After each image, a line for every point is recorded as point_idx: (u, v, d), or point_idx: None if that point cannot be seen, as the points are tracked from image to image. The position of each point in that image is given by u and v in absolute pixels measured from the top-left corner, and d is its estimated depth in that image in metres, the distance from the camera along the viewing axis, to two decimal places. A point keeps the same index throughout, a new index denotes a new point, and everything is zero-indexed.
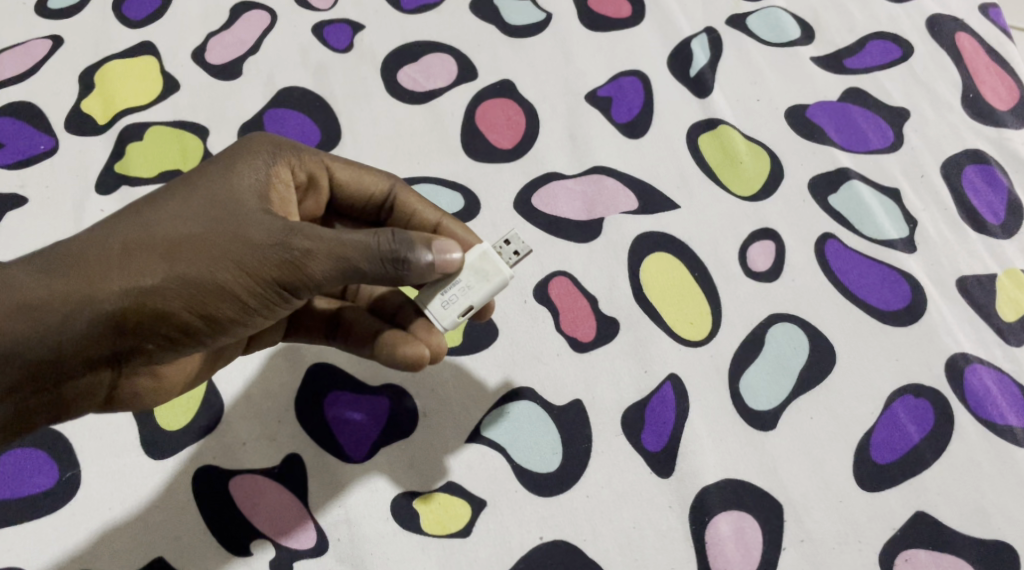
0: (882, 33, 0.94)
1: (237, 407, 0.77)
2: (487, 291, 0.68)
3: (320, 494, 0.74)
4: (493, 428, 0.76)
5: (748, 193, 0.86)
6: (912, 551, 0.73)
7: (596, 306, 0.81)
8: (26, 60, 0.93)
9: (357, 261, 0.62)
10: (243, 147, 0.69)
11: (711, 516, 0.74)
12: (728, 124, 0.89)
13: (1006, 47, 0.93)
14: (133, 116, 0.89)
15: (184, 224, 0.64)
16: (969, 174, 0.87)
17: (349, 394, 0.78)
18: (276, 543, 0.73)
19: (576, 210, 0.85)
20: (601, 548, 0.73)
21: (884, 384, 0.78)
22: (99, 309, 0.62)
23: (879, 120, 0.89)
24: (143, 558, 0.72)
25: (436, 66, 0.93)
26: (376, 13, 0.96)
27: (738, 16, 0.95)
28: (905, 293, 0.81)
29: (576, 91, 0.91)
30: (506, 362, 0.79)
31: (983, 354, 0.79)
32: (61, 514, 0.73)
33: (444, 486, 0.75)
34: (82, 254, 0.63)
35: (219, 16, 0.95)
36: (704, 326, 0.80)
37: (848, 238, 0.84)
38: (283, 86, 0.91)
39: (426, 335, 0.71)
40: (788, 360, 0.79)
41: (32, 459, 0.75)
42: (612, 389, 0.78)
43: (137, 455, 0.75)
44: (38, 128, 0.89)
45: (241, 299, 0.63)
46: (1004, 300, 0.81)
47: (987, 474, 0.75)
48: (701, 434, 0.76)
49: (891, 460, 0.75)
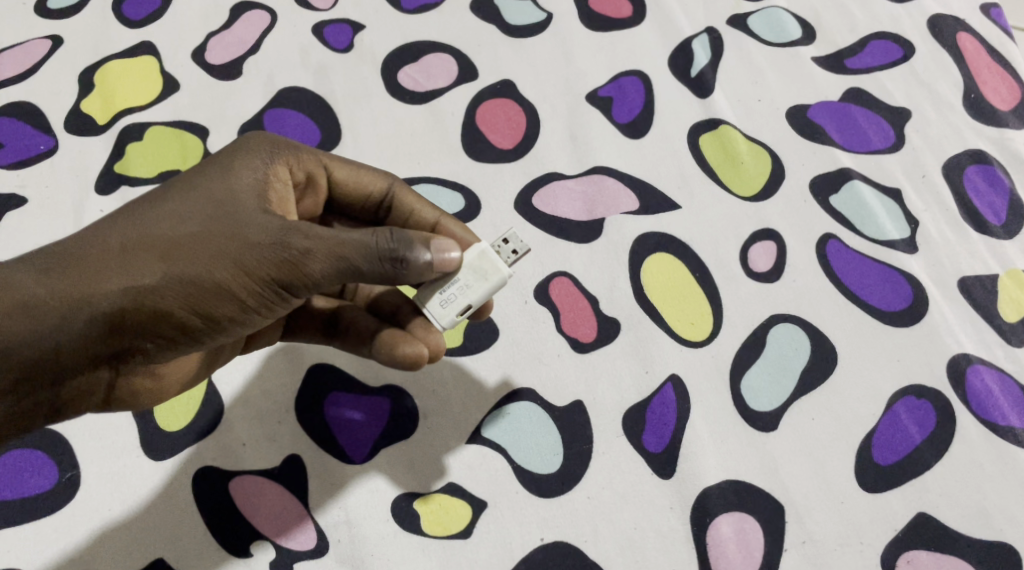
0: (883, 33, 0.94)
1: (236, 408, 0.76)
2: (485, 290, 0.68)
3: (320, 495, 0.74)
4: (493, 429, 0.76)
5: (749, 193, 0.86)
6: (913, 552, 0.73)
7: (597, 306, 0.81)
8: (25, 60, 0.93)
9: (356, 260, 0.62)
10: (241, 146, 0.69)
11: (712, 518, 0.74)
12: (728, 124, 0.89)
13: (1007, 47, 0.93)
14: (132, 116, 0.89)
15: (182, 223, 0.63)
16: (970, 175, 0.87)
17: (349, 395, 0.78)
18: (276, 544, 0.73)
19: (576, 210, 0.85)
20: (602, 550, 0.73)
21: (885, 385, 0.78)
22: (96, 309, 0.61)
23: (880, 121, 0.89)
24: (142, 559, 0.72)
25: (437, 66, 0.92)
26: (376, 13, 0.95)
27: (739, 16, 0.95)
28: (907, 294, 0.81)
29: (577, 92, 0.91)
30: (506, 363, 0.79)
31: (985, 354, 0.79)
32: (60, 515, 0.73)
33: (444, 487, 0.75)
34: (80, 253, 0.63)
35: (219, 16, 0.95)
36: (705, 327, 0.80)
37: (849, 239, 0.84)
38: (283, 86, 0.91)
39: (425, 334, 0.71)
40: (789, 361, 0.79)
41: (31, 460, 0.74)
42: (613, 389, 0.78)
43: (136, 456, 0.75)
44: (38, 128, 0.89)
45: (239, 298, 0.63)
46: (1006, 301, 0.81)
47: (989, 475, 0.75)
48: (702, 435, 0.76)
49: (893, 461, 0.75)
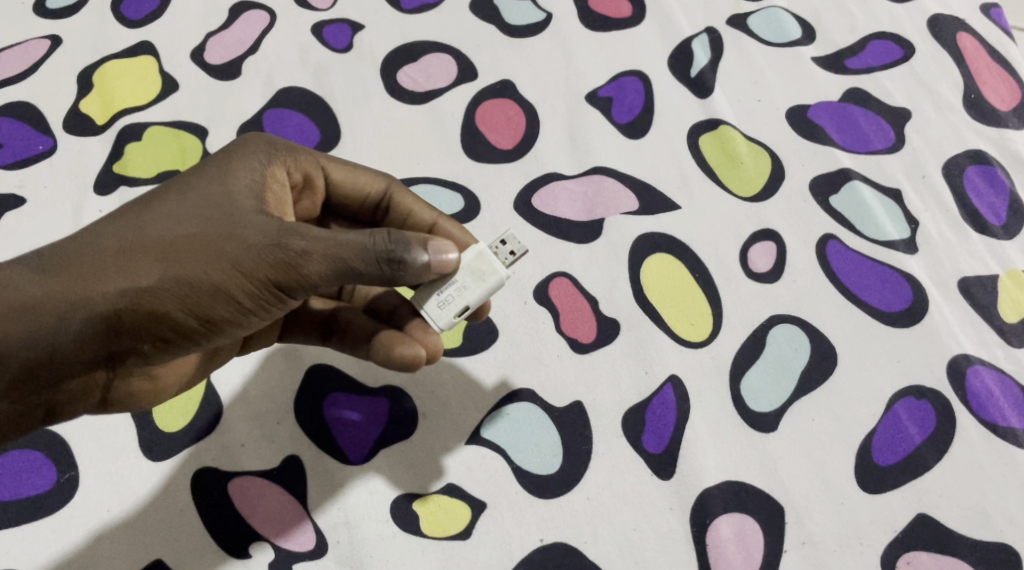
0: (883, 33, 0.94)
1: (235, 410, 0.76)
2: (483, 291, 0.68)
3: (319, 496, 0.74)
4: (492, 430, 0.76)
5: (749, 193, 0.86)
6: (914, 553, 0.72)
7: (596, 307, 0.81)
8: (24, 60, 0.93)
9: (353, 261, 0.62)
10: (238, 147, 0.69)
11: (712, 519, 0.73)
12: (728, 124, 0.89)
13: (1007, 47, 0.93)
14: (131, 116, 0.89)
15: (179, 225, 0.63)
16: (970, 175, 0.86)
17: (348, 395, 0.77)
18: (275, 546, 0.72)
19: (576, 211, 0.85)
20: (602, 551, 0.72)
21: (885, 386, 0.77)
22: (93, 310, 0.61)
23: (880, 121, 0.89)
24: (141, 561, 0.71)
25: (436, 66, 0.92)
26: (376, 13, 0.95)
27: (739, 16, 0.95)
28: (907, 294, 0.81)
29: (576, 92, 0.91)
30: (506, 363, 0.79)
31: (985, 355, 0.79)
32: (58, 516, 0.72)
33: (444, 488, 0.74)
34: (77, 255, 0.63)
35: (218, 16, 0.95)
36: (705, 327, 0.80)
37: (849, 239, 0.84)
38: (283, 86, 0.91)
39: (422, 336, 0.71)
40: (789, 361, 0.79)
41: (30, 460, 0.74)
42: (613, 390, 0.77)
43: (135, 457, 0.74)
44: (37, 128, 0.89)
45: (236, 300, 0.63)
46: (1006, 301, 0.81)
47: (989, 476, 0.75)
48: (702, 435, 0.76)
49: (893, 462, 0.75)
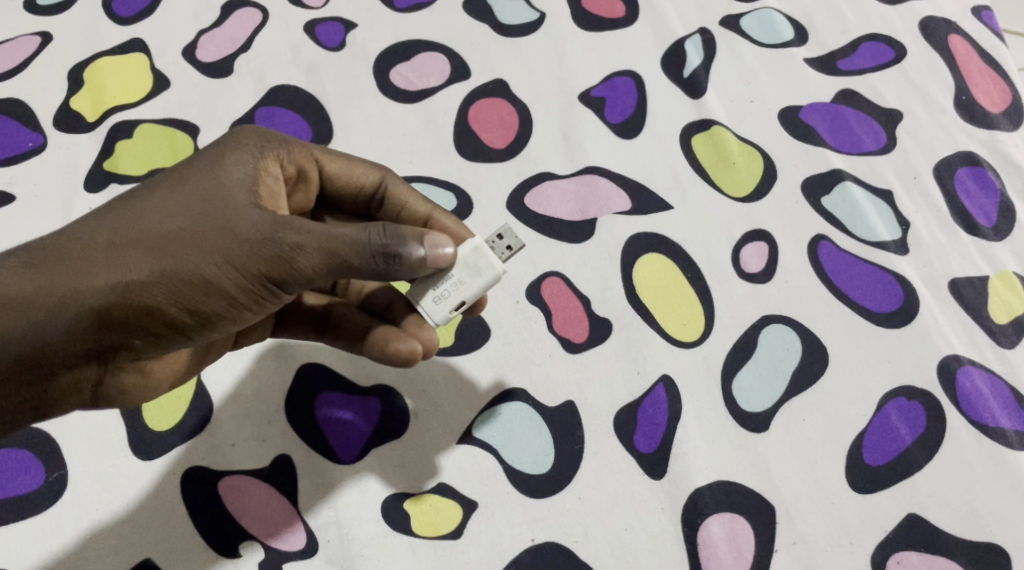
0: (876, 35, 0.94)
1: (227, 408, 0.76)
2: (478, 287, 0.67)
3: (311, 494, 0.74)
4: (485, 430, 0.76)
5: (741, 193, 0.86)
6: (904, 554, 0.73)
7: (589, 307, 0.81)
8: (13, 57, 0.92)
9: (346, 255, 0.61)
10: (231, 140, 0.68)
11: (702, 518, 0.73)
12: (721, 125, 0.89)
13: (998, 49, 0.94)
14: (123, 113, 0.89)
15: (171, 218, 0.63)
16: (961, 176, 0.87)
17: (341, 394, 0.77)
18: (265, 544, 0.72)
19: (569, 210, 0.85)
20: (593, 550, 0.72)
21: (877, 386, 0.78)
22: (85, 304, 0.61)
23: (872, 122, 0.89)
24: (131, 559, 0.71)
25: (429, 65, 0.92)
26: (369, 12, 0.95)
27: (732, 17, 0.95)
28: (898, 295, 0.81)
29: (569, 92, 0.91)
30: (498, 363, 0.78)
31: (975, 356, 0.79)
32: (46, 515, 0.72)
33: (435, 487, 0.74)
34: (69, 248, 0.63)
35: (210, 13, 0.95)
36: (697, 327, 0.80)
37: (841, 240, 0.84)
38: (275, 84, 0.91)
39: (418, 330, 0.71)
40: (780, 361, 0.79)
41: (17, 459, 0.74)
42: (605, 390, 0.77)
43: (124, 455, 0.74)
44: (26, 125, 0.88)
45: (229, 294, 0.62)
46: (996, 302, 0.82)
47: (979, 476, 0.75)
48: (693, 435, 0.76)
49: (883, 462, 0.75)
